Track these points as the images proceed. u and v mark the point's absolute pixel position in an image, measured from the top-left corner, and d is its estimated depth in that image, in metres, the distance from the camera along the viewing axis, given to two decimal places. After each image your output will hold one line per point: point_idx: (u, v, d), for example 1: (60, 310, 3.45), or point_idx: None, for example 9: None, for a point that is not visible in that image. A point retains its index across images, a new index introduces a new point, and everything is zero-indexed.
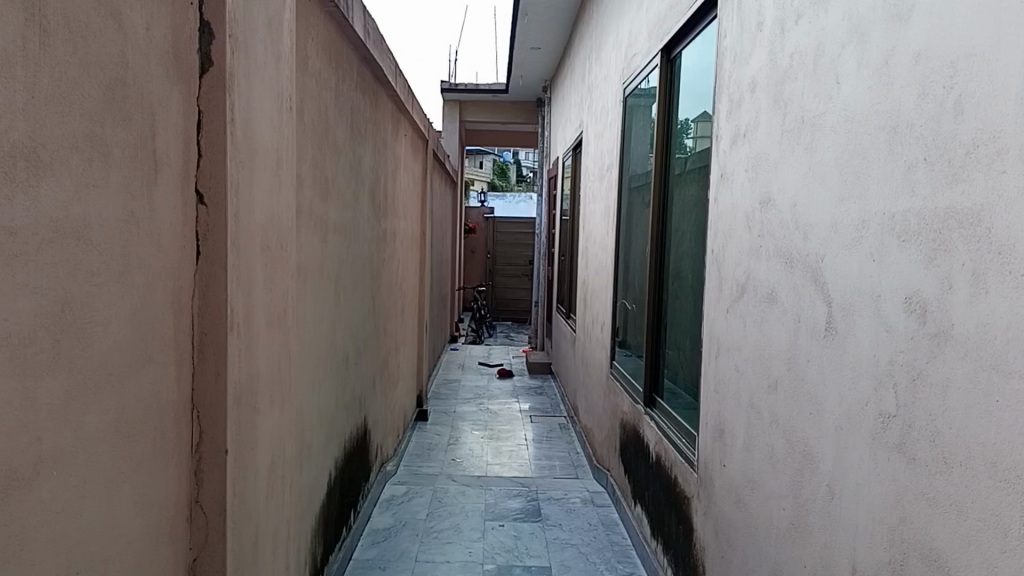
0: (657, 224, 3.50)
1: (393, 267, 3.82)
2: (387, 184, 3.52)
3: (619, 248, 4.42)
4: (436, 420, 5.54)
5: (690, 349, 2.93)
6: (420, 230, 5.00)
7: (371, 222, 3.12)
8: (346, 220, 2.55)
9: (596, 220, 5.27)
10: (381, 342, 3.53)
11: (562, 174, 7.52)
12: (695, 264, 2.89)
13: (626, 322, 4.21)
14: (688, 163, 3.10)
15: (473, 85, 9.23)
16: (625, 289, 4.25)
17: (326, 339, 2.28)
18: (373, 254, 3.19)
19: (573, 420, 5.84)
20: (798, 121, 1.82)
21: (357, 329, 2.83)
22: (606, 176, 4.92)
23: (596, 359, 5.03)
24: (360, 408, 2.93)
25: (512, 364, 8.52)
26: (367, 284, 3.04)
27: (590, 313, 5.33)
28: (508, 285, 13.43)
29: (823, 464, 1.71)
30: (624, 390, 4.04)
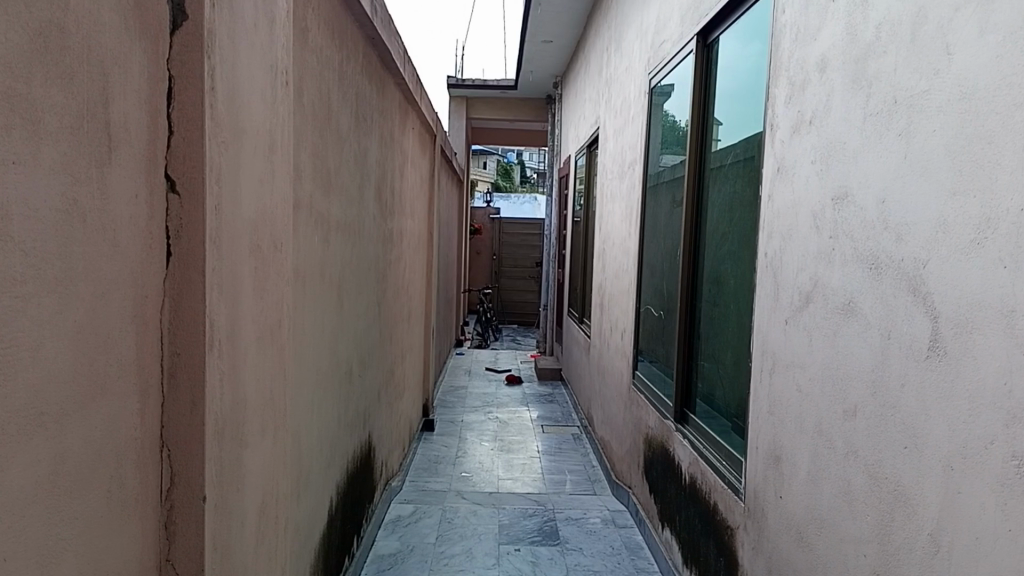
0: (691, 225, 3.24)
1: (401, 270, 3.54)
2: (396, 181, 3.26)
3: (642, 251, 4.15)
4: (443, 429, 5.26)
5: (734, 363, 2.66)
6: (428, 231, 4.73)
7: (379, 221, 2.86)
8: (352, 218, 2.28)
9: (615, 221, 4.99)
10: (388, 352, 3.25)
11: (574, 172, 7.26)
12: (741, 269, 2.62)
13: (650, 331, 3.93)
14: (730, 158, 2.83)
15: (482, 81, 8.97)
16: (649, 294, 3.98)
17: (329, 353, 2.00)
18: (381, 255, 2.93)
19: (587, 430, 5.56)
20: (888, 102, 1.52)
21: (362, 339, 2.55)
22: (627, 174, 4.65)
23: (615, 367, 4.74)
24: (365, 426, 2.65)
25: (520, 369, 8.24)
26: (374, 288, 2.78)
27: (608, 319, 5.04)
28: (514, 287, 13.15)
29: (921, 509, 1.36)
30: (650, 403, 3.76)
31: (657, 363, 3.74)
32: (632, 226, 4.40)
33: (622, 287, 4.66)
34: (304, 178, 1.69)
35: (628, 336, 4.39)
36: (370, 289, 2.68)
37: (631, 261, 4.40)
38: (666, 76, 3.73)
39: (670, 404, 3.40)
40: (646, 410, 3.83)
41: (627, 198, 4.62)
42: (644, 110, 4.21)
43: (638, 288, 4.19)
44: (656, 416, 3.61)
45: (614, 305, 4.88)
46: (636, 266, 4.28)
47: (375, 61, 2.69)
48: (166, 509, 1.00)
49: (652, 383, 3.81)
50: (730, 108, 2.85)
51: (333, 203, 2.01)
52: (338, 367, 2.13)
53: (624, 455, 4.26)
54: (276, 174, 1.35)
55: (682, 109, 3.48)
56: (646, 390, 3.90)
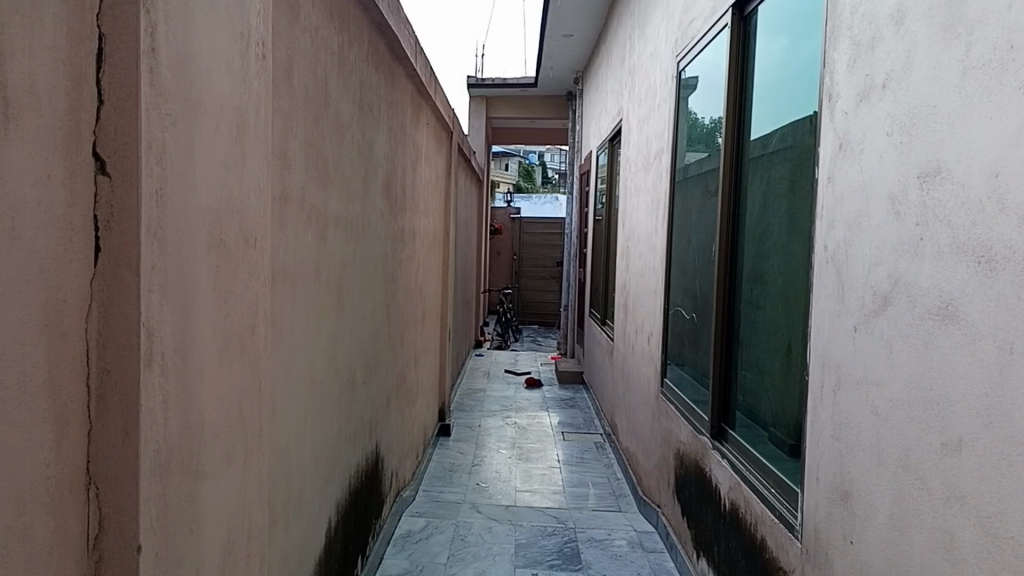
0: (729, 219, 2.95)
1: (412, 269, 3.36)
2: (405, 175, 3.08)
3: (670, 249, 3.84)
4: (460, 435, 5.07)
5: (784, 374, 2.37)
6: (443, 230, 4.55)
7: (388, 218, 2.69)
8: (354, 213, 2.10)
9: (640, 218, 4.69)
10: (398, 356, 3.08)
11: (596, 168, 6.96)
12: (791, 268, 2.32)
13: (681, 334, 3.63)
14: (773, 144, 2.53)
15: (501, 79, 8.78)
16: (679, 295, 3.68)
17: (327, 359, 1.83)
18: (390, 254, 2.76)
19: (611, 439, 5.27)
20: (1003, 48, 1.22)
21: (367, 343, 2.37)
22: (653, 165, 4.36)
23: (640, 374, 4.44)
24: (372, 436, 2.48)
25: (541, 372, 7.99)
26: (381, 287, 2.61)
27: (633, 322, 4.74)
28: (536, 288, 12.92)
29: None
30: (682, 413, 3.46)
31: (689, 369, 3.43)
32: (659, 222, 4.10)
33: (648, 287, 4.36)
34: (294, 168, 1.52)
35: (655, 341, 4.09)
36: (376, 289, 2.50)
37: (658, 261, 4.09)
38: (695, 58, 3.44)
39: (704, 416, 3.10)
40: (677, 422, 3.53)
41: (653, 193, 4.34)
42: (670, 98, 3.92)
43: (666, 289, 3.89)
44: (688, 430, 3.31)
45: (639, 308, 4.58)
46: (664, 263, 3.95)
47: (384, 50, 2.51)
48: (94, 560, 0.82)
49: (683, 392, 3.50)
50: (772, 85, 2.57)
51: (332, 196, 1.85)
52: (337, 375, 1.95)
53: (652, 469, 3.97)
54: (250, 160, 1.17)
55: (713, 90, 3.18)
56: (676, 398, 3.60)
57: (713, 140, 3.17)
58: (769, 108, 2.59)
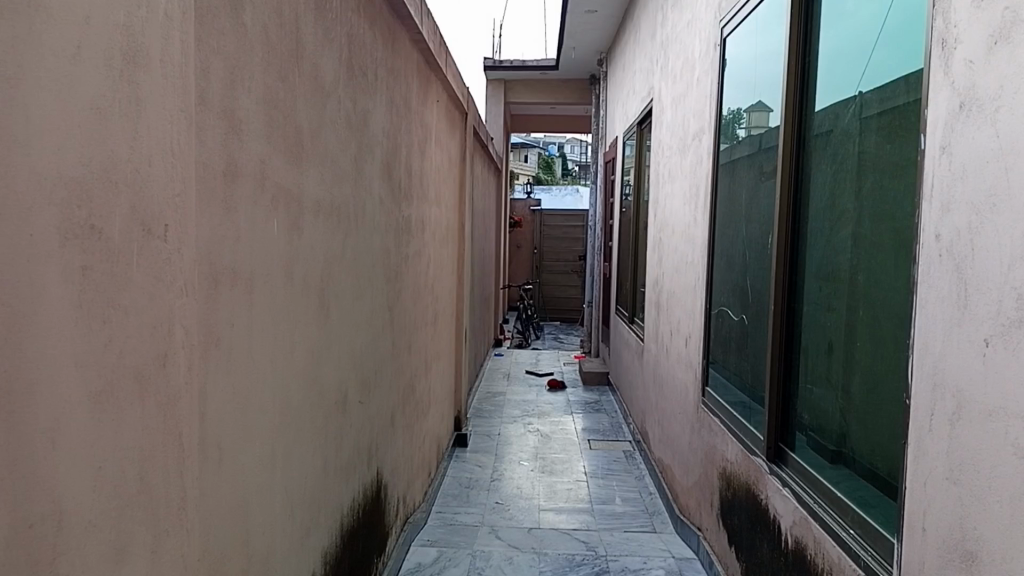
0: (789, 206, 2.44)
1: (421, 265, 2.98)
2: (411, 158, 2.70)
3: (714, 239, 3.31)
4: (479, 445, 4.73)
5: (868, 396, 1.88)
6: (458, 221, 4.15)
7: (388, 205, 2.31)
8: (340, 197, 1.74)
9: (676, 206, 4.15)
10: (404, 364, 2.71)
11: (623, 155, 6.45)
12: (879, 263, 1.82)
13: (725, 339, 3.11)
14: (853, 115, 2.02)
15: (521, 62, 8.33)
16: (724, 290, 3.13)
17: (302, 386, 1.46)
18: (391, 249, 2.38)
19: (641, 447, 4.81)
20: None
21: (361, 356, 2.01)
22: (690, 148, 3.84)
23: (677, 378, 3.90)
24: (370, 462, 2.12)
25: (564, 372, 7.57)
26: (379, 287, 2.24)
27: (667, 320, 4.18)
28: (557, 283, 12.48)
29: None
30: (726, 428, 2.96)
31: (735, 379, 2.94)
32: (700, 210, 3.59)
33: (685, 283, 3.83)
34: (248, 133, 1.16)
35: (694, 342, 3.53)
36: (372, 291, 2.12)
37: (699, 254, 3.55)
38: (740, 24, 2.93)
39: (759, 437, 2.60)
40: (720, 436, 3.02)
41: (691, 179, 3.81)
42: (711, 70, 3.39)
43: (707, 286, 3.35)
44: (736, 449, 2.82)
45: (675, 306, 4.02)
46: (705, 258, 3.43)
47: (381, 4, 2.14)
48: None
49: (729, 402, 2.99)
50: (848, 41, 2.05)
51: (308, 174, 1.49)
52: (320, 396, 1.59)
53: (689, 487, 3.48)
54: (162, 104, 0.81)
55: (765, 57, 2.66)
56: (718, 410, 3.09)
57: (739, 131, 2.97)
58: (844, 71, 2.07)
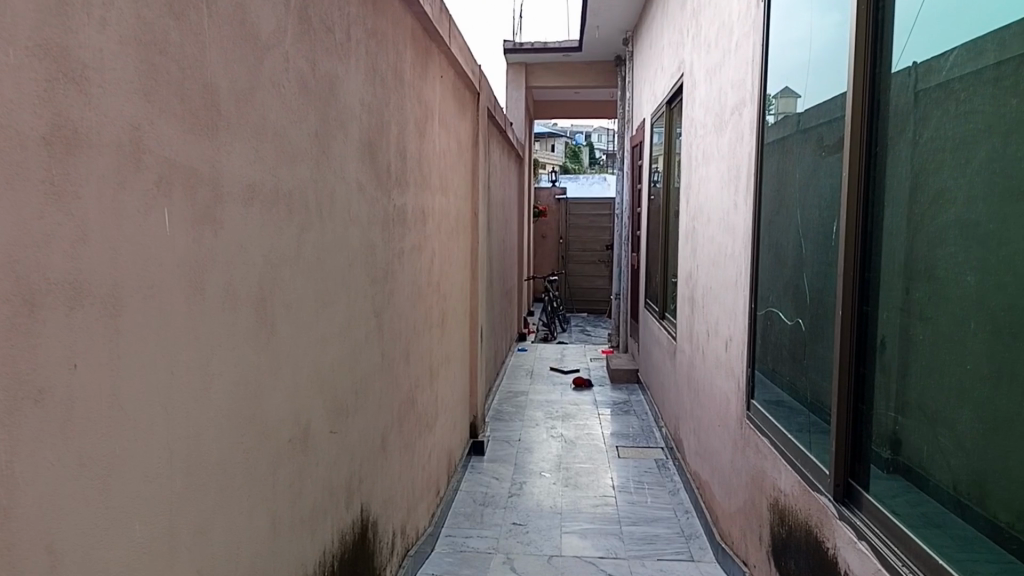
0: (858, 173, 1.65)
1: (424, 263, 2.58)
2: (406, 139, 2.28)
3: (757, 231, 2.41)
4: (496, 454, 4.34)
5: (984, 464, 1.25)
6: (470, 210, 3.67)
7: (373, 192, 1.93)
8: (293, 183, 1.37)
9: (710, 191, 3.22)
10: (401, 375, 2.34)
11: (650, 140, 5.70)
12: (1014, 238, 1.16)
13: (769, 343, 2.33)
14: (954, 61, 1.33)
15: (542, 44, 7.65)
16: (772, 290, 2.28)
17: (226, 437, 1.12)
18: (379, 244, 2.00)
19: (673, 455, 4.19)
20: None
21: (334, 377, 1.66)
22: (721, 123, 2.99)
23: (713, 394, 3.09)
24: (351, 501, 1.80)
25: (590, 368, 7.06)
26: (362, 291, 1.87)
27: (703, 322, 3.31)
28: (584, 274, 11.93)
29: None
30: (777, 450, 2.19)
31: (786, 391, 2.16)
32: (739, 197, 2.68)
33: (723, 282, 2.92)
34: (106, 91, 0.81)
35: (737, 356, 2.66)
36: (348, 299, 1.75)
37: (738, 250, 2.67)
38: None
39: (823, 471, 1.83)
40: (771, 458, 2.26)
41: (726, 159, 2.90)
42: (751, 25, 2.54)
43: (749, 294, 2.48)
44: (790, 475, 2.07)
45: (710, 308, 3.16)
46: (745, 249, 2.58)
47: None
48: None
49: (781, 419, 2.19)
50: None
51: (234, 155, 1.13)
52: (263, 436, 1.25)
53: (734, 514, 2.72)
54: None
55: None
56: (765, 425, 2.32)
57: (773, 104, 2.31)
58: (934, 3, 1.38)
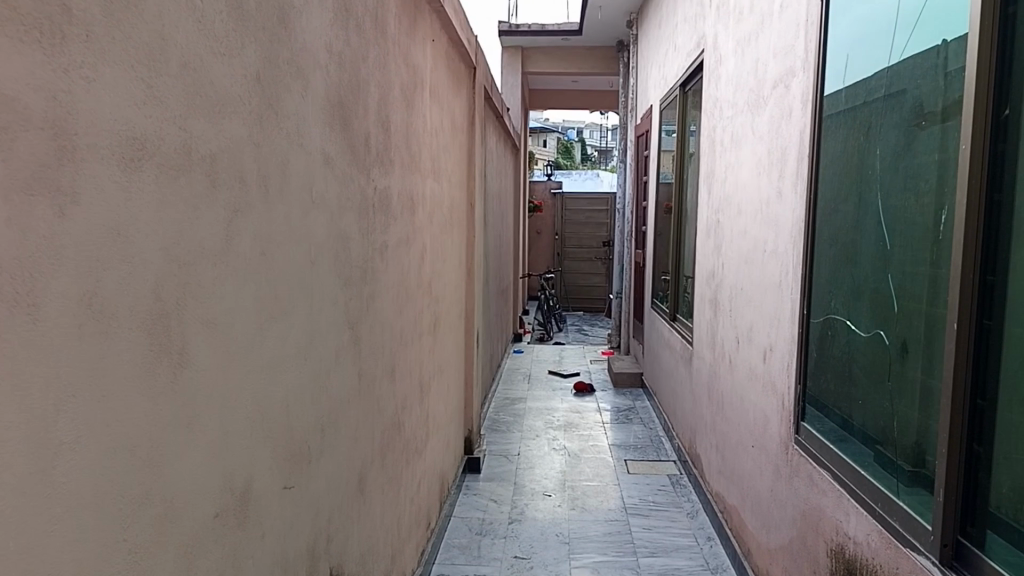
0: (982, 149, 1.28)
1: (414, 260, 2.14)
2: (394, 107, 1.82)
3: (812, 224, 2.04)
4: (492, 469, 3.87)
5: None
6: (467, 201, 3.22)
7: (351, 170, 1.49)
8: (223, 146, 0.94)
9: (743, 178, 2.83)
10: (385, 396, 1.90)
11: (657, 128, 5.30)
12: None
13: (830, 357, 1.95)
14: None
15: (540, 27, 7.11)
16: (836, 294, 1.91)
17: (83, 539, 0.70)
18: (357, 238, 1.56)
19: (688, 466, 3.75)
20: None
21: (289, 414, 1.23)
22: (759, 100, 2.60)
23: (744, 410, 2.71)
24: (314, 569, 1.38)
25: (591, 369, 6.60)
26: (335, 297, 1.44)
27: (731, 327, 2.93)
28: (580, 271, 11.57)
29: None
30: (844, 487, 1.81)
31: (860, 416, 1.79)
32: (785, 185, 2.30)
33: (761, 282, 2.53)
34: None
35: (781, 370, 2.28)
36: (314, 309, 1.32)
37: (784, 247, 2.29)
38: None
39: (921, 525, 1.46)
40: (832, 494, 1.89)
41: (766, 142, 2.52)
42: None
43: (800, 297, 2.10)
44: (863, 519, 1.70)
45: (741, 311, 2.78)
46: (795, 242, 2.19)
47: None
48: None
49: (852, 450, 1.82)
50: None
51: (104, 89, 0.71)
52: (161, 521, 0.84)
53: (775, 551, 2.34)
54: None
55: None
56: (823, 454, 1.94)
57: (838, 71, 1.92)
58: None
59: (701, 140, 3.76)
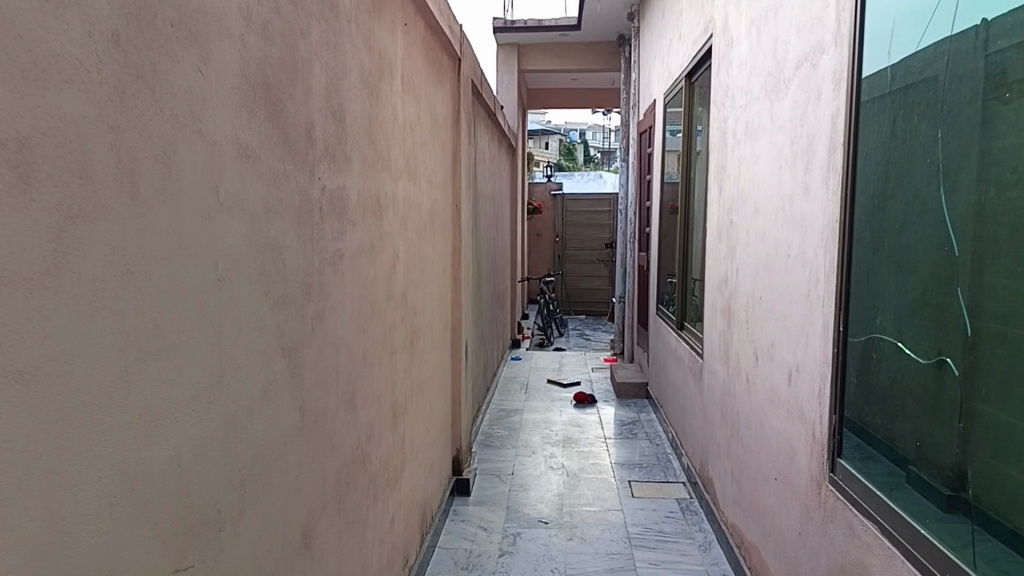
0: None
1: (382, 270, 1.85)
2: (354, 93, 1.56)
3: (849, 228, 1.78)
4: (483, 490, 3.45)
5: None
6: (453, 203, 2.94)
7: (287, 165, 1.21)
8: (47, 127, 0.67)
9: (760, 173, 2.55)
10: (345, 432, 1.61)
11: (661, 124, 5.02)
12: None
13: (878, 386, 1.66)
14: None
15: (537, 22, 6.84)
16: (884, 311, 1.65)
17: None
18: (297, 248, 1.28)
19: (699, 491, 3.43)
20: None
21: (188, 478, 0.95)
22: (779, 86, 2.32)
23: (765, 436, 2.40)
24: None
25: (592, 378, 6.28)
26: (263, 321, 1.15)
27: (748, 341, 2.63)
28: (582, 274, 11.27)
29: None
30: (896, 546, 1.49)
31: (920, 460, 1.51)
32: (813, 180, 2.01)
33: (785, 291, 2.24)
34: None
35: (812, 394, 1.99)
36: (229, 339, 1.04)
37: (813, 252, 2.01)
38: None
39: None
40: (879, 551, 1.57)
41: (787, 132, 2.23)
42: None
43: (835, 310, 1.83)
44: None
45: (760, 323, 2.49)
46: (828, 245, 1.91)
47: None
48: None
49: (905, 499, 1.53)
50: None
51: None
52: None
53: None
54: None
55: None
56: (869, 501, 1.64)
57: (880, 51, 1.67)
58: None
59: (710, 135, 3.48)
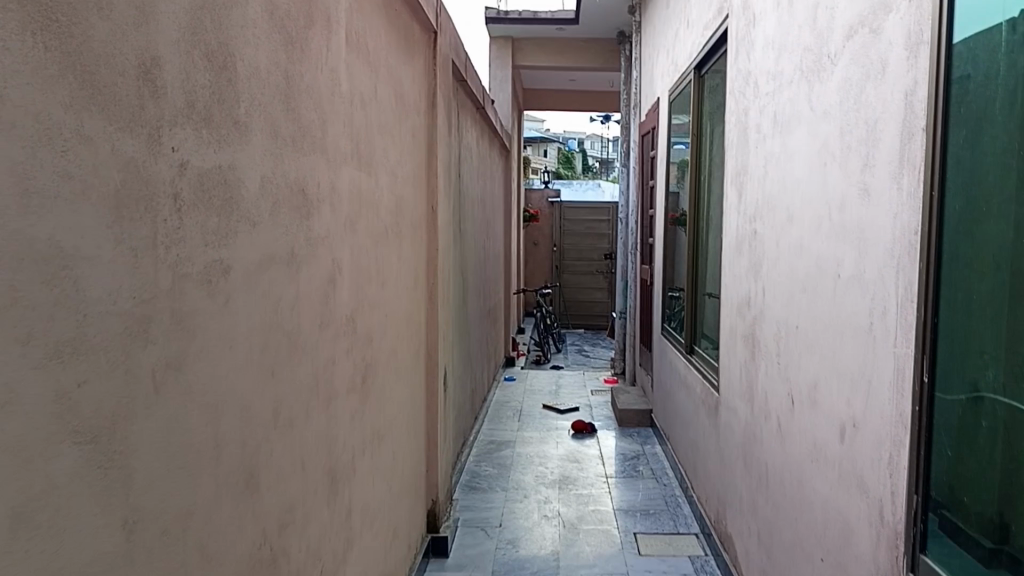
0: None
1: (310, 289, 1.34)
2: (251, 29, 1.05)
3: (934, 241, 1.21)
4: (463, 549, 2.88)
5: None
6: (427, 202, 2.45)
7: (85, 116, 0.70)
8: None
9: (791, 173, 2.04)
10: (243, 532, 1.08)
11: (666, 125, 4.56)
12: None
13: (998, 460, 1.12)
14: None
15: (531, 14, 6.42)
16: (1002, 359, 1.10)
17: None
18: (117, 258, 0.76)
19: (714, 549, 2.87)
20: None
21: None
22: (816, 62, 1.84)
23: (807, 501, 1.85)
24: None
25: (591, 401, 5.74)
26: (26, 392, 0.63)
27: (779, 379, 2.10)
28: (580, 284, 10.79)
29: None
30: None
31: None
32: (875, 177, 1.44)
33: (828, 323, 1.69)
34: None
35: (876, 461, 1.42)
36: None
37: (877, 273, 1.42)
38: None
39: None
40: None
41: (828, 119, 1.73)
42: None
43: (916, 355, 1.25)
44: None
45: (795, 358, 1.95)
46: (896, 261, 1.34)
47: None
48: None
49: None
50: None
51: None
52: None
53: None
54: None
55: None
56: None
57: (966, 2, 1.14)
58: None
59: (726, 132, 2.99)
